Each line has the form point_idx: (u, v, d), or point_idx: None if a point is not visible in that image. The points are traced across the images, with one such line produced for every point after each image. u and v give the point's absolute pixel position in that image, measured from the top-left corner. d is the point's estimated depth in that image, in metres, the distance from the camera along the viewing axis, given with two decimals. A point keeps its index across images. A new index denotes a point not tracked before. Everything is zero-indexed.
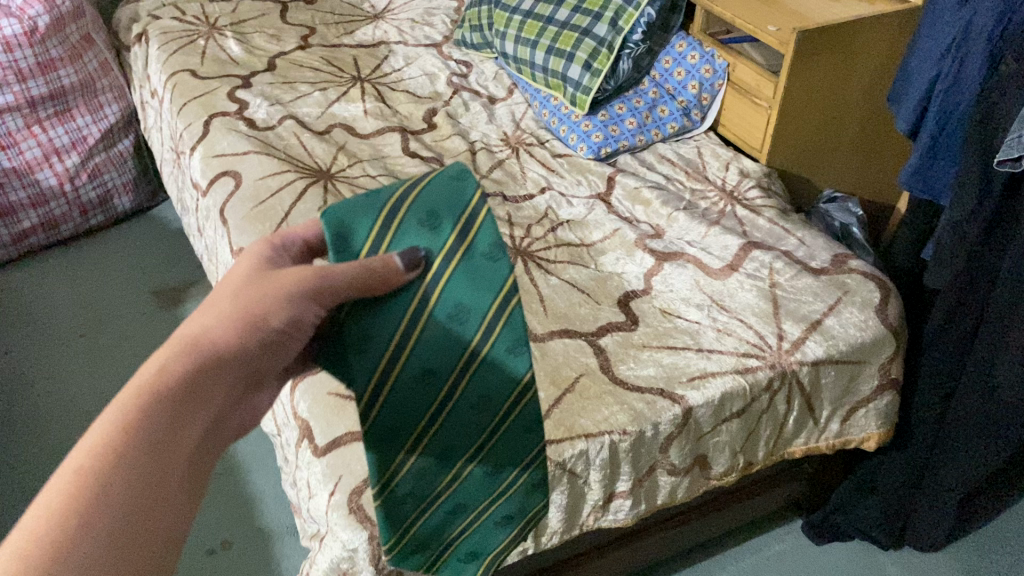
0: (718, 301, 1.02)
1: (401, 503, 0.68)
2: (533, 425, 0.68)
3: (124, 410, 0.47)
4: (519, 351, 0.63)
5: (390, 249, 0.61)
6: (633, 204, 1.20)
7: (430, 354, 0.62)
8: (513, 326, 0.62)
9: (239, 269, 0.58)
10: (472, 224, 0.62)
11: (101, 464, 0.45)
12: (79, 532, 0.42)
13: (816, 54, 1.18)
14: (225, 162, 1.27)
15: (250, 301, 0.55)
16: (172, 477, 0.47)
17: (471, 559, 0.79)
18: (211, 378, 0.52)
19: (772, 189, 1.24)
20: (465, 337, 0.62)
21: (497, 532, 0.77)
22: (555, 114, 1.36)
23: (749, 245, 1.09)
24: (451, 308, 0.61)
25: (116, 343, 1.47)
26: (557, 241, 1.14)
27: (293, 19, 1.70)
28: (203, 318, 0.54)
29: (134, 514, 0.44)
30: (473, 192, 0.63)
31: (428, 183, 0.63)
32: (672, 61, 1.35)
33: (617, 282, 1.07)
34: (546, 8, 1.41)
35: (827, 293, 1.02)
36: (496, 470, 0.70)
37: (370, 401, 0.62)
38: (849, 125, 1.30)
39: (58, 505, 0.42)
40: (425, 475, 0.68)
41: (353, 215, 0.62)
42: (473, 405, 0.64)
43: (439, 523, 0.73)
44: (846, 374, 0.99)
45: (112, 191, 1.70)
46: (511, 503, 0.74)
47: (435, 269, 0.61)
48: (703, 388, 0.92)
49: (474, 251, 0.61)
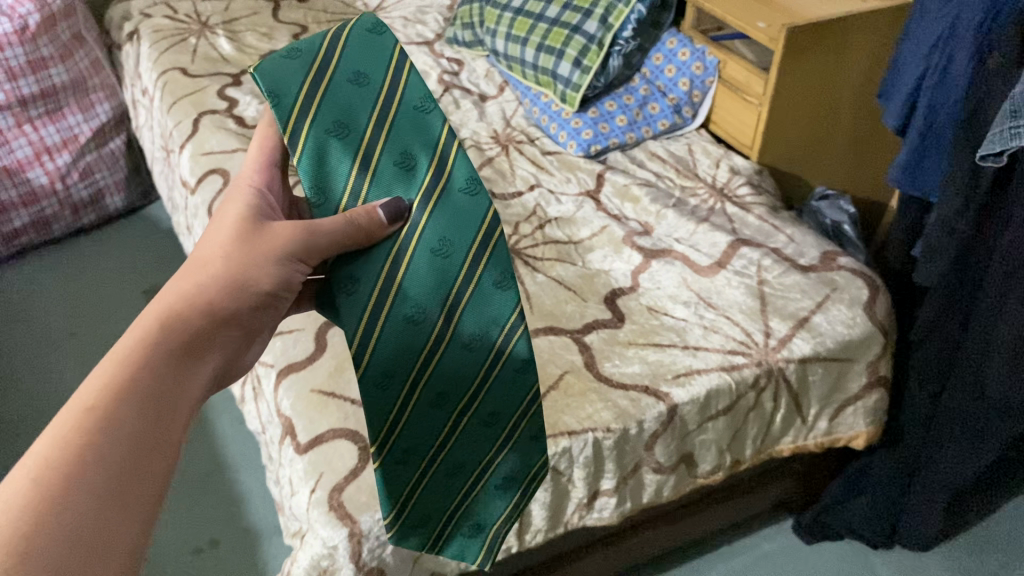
0: (705, 298, 1.02)
1: (400, 463, 0.67)
2: (525, 366, 0.65)
3: (123, 361, 0.47)
4: (506, 285, 0.62)
5: (368, 197, 0.60)
6: (622, 202, 1.19)
7: (418, 292, 0.61)
8: (499, 258, 0.62)
9: (225, 225, 0.61)
10: (446, 159, 0.61)
11: (108, 405, 0.44)
12: (90, 462, 0.40)
13: (804, 50, 1.17)
14: (214, 160, 1.27)
15: (241, 265, 0.58)
16: (177, 420, 0.47)
17: (475, 533, 0.78)
18: (204, 344, 0.53)
19: (762, 186, 1.23)
20: (451, 271, 0.61)
21: (499, 497, 0.75)
22: (545, 112, 1.35)
23: (739, 242, 1.08)
24: (436, 243, 0.61)
25: (106, 342, 1.47)
26: (545, 238, 1.13)
27: (285, 17, 1.69)
28: (192, 279, 0.57)
29: (143, 451, 0.43)
30: (441, 126, 0.62)
31: (397, 113, 0.61)
32: (663, 58, 1.34)
33: (604, 280, 1.06)
34: (537, 6, 1.40)
35: (815, 290, 1.02)
36: (494, 419, 0.68)
37: (361, 347, 0.61)
38: (840, 123, 1.29)
39: (69, 430, 0.41)
40: (421, 427, 0.66)
41: (330, 156, 0.59)
42: (465, 346, 0.63)
43: (437, 488, 0.71)
44: (833, 371, 0.98)
45: (104, 190, 1.70)
46: (508, 461, 0.72)
47: (414, 213, 0.61)
48: (688, 385, 0.91)
49: (453, 188, 0.61)
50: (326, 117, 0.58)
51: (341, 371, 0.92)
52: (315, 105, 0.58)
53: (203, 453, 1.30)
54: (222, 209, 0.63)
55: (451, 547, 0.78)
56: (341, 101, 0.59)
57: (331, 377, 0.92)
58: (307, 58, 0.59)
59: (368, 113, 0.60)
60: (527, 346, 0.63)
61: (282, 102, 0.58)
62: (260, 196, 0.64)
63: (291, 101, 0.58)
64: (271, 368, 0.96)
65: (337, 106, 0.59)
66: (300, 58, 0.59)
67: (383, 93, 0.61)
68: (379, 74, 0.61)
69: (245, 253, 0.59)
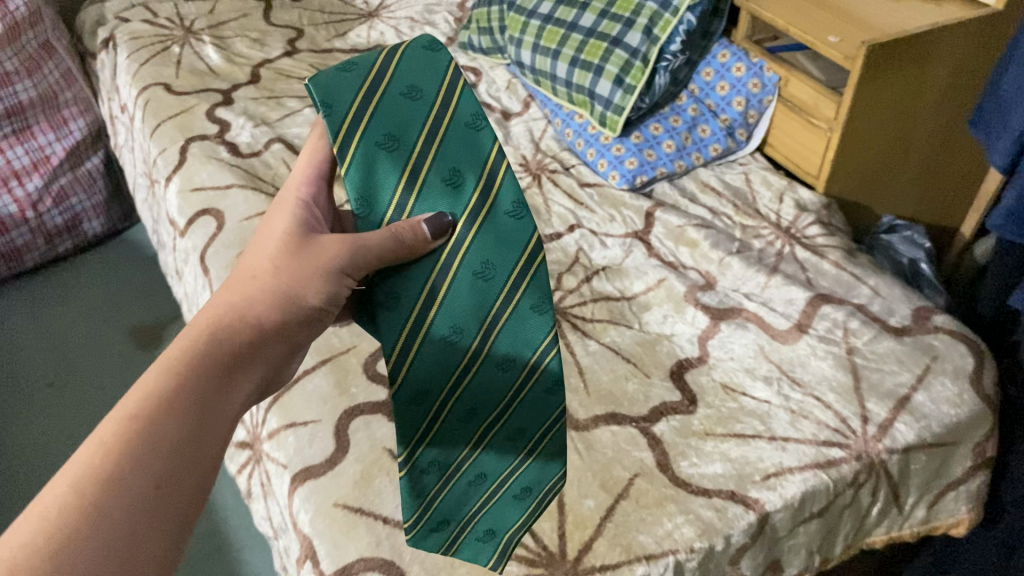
0: (788, 372, 0.87)
1: (425, 474, 0.60)
2: (554, 387, 0.60)
3: (167, 372, 0.48)
4: (544, 309, 0.58)
5: (414, 211, 0.58)
6: (677, 245, 1.04)
7: (455, 315, 0.57)
8: (538, 283, 0.58)
9: (272, 241, 0.61)
10: (493, 181, 0.58)
11: (150, 414, 0.45)
12: (128, 472, 0.41)
13: (884, 68, 1.02)
14: (206, 198, 1.11)
15: (292, 278, 0.58)
16: (217, 429, 0.47)
17: (486, 539, 0.67)
18: (247, 358, 0.53)
19: (833, 223, 1.08)
20: (491, 294, 0.58)
21: (515, 506, 0.66)
22: (581, 135, 1.19)
23: (818, 298, 0.94)
24: (478, 265, 0.58)
25: (89, 393, 1.31)
26: (593, 294, 0.98)
27: (278, 19, 1.52)
28: (243, 291, 0.57)
29: (183, 462, 0.44)
30: (491, 145, 0.59)
31: (446, 130, 0.58)
32: (714, 74, 1.19)
33: (667, 348, 0.91)
34: (568, 12, 1.21)
35: (914, 360, 0.88)
36: (518, 436, 0.62)
37: (396, 363, 0.57)
38: (914, 145, 1.15)
39: (112, 440, 0.43)
40: (449, 441, 0.60)
41: (377, 169, 0.57)
42: (498, 367, 0.59)
43: (459, 497, 0.63)
44: (937, 457, 0.85)
45: (81, 215, 1.52)
46: (529, 469, 0.64)
47: (459, 232, 0.58)
48: (780, 488, 0.77)
49: (498, 210, 0.58)
50: (378, 129, 0.57)
51: (369, 481, 0.77)
52: (366, 117, 0.57)
53: (202, 528, 1.15)
54: (267, 221, 0.63)
55: (463, 552, 0.67)
56: (393, 115, 0.57)
57: (357, 489, 0.76)
58: (361, 71, 0.57)
59: (418, 129, 0.57)
60: (561, 368, 0.59)
61: (333, 113, 0.56)
62: (305, 208, 0.64)
63: (344, 113, 0.56)
64: (285, 469, 0.81)
65: (388, 120, 0.57)
66: (354, 71, 0.57)
67: (435, 110, 0.58)
68: (432, 91, 0.59)
69: (295, 267, 0.58)
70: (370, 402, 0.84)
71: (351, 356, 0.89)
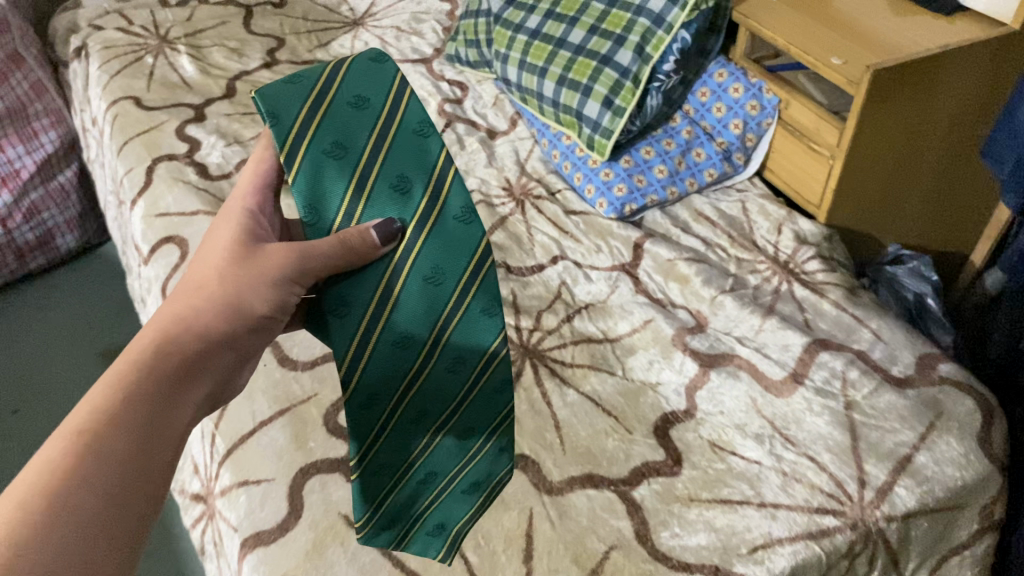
0: (781, 430, 0.81)
1: (377, 474, 0.63)
2: (503, 385, 0.63)
3: (112, 386, 0.49)
4: (494, 311, 0.61)
5: (362, 218, 0.59)
6: (666, 280, 0.98)
7: (408, 319, 0.59)
8: (488, 286, 0.61)
9: (218, 250, 0.62)
10: (441, 186, 0.60)
11: (96, 429, 0.45)
12: (74, 487, 0.42)
13: (891, 93, 0.95)
14: (170, 224, 1.05)
15: (237, 287, 0.59)
16: (167, 440, 0.48)
17: (438, 533, 0.69)
18: (195, 370, 0.54)
19: (834, 257, 1.02)
20: (441, 298, 0.60)
21: (463, 499, 0.69)
22: (568, 158, 1.13)
23: (816, 345, 0.88)
24: (428, 271, 0.60)
25: (56, 421, 1.26)
26: (575, 335, 0.92)
27: (258, 27, 1.46)
28: (187, 301, 0.58)
29: (132, 474, 0.45)
30: (438, 151, 0.61)
31: (393, 137, 0.60)
32: (710, 94, 1.12)
33: (652, 399, 0.85)
34: (557, 28, 1.14)
35: (917, 416, 0.81)
36: (469, 433, 0.65)
37: (348, 368, 0.59)
38: (922, 172, 1.08)
39: (59, 455, 0.43)
40: (400, 441, 0.64)
41: (325, 176, 0.58)
42: (449, 367, 0.61)
43: (409, 495, 0.66)
44: (940, 522, 0.78)
45: (54, 231, 1.47)
46: (481, 462, 0.67)
47: (409, 237, 0.59)
48: (767, 562, 0.70)
49: (446, 214, 0.60)
50: (325, 138, 0.58)
51: (321, 550, 0.71)
52: (313, 127, 0.59)
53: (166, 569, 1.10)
54: (214, 230, 0.65)
55: (412, 546, 0.69)
56: (340, 125, 0.59)
57: (308, 560, 0.70)
58: (308, 84, 0.60)
59: (365, 138, 0.59)
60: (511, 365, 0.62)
61: (280, 124, 0.58)
62: (251, 216, 0.66)
63: (291, 124, 0.58)
64: (235, 532, 0.75)
65: (335, 129, 0.59)
66: (301, 85, 0.59)
67: (382, 118, 0.60)
68: (379, 101, 0.61)
69: (241, 275, 0.60)
70: (327, 460, 0.78)
71: (311, 406, 0.83)
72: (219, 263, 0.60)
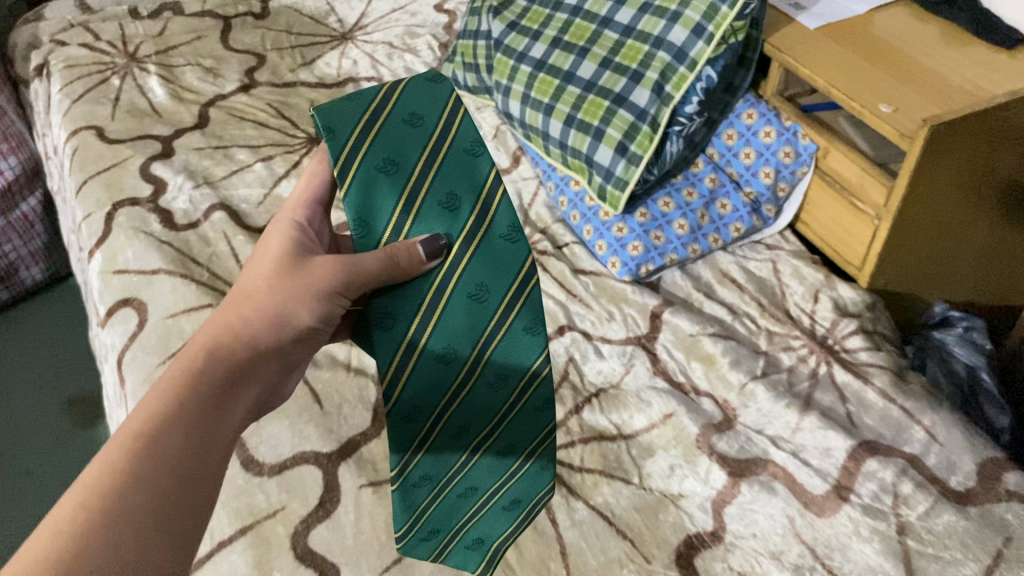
0: (823, 560, 0.69)
1: (416, 487, 0.59)
2: (545, 404, 0.60)
3: (166, 390, 0.48)
4: (538, 330, 0.57)
5: (410, 233, 0.55)
6: (687, 358, 0.86)
7: (451, 334, 0.55)
8: (532, 303, 0.56)
9: (265, 262, 0.57)
10: (490, 203, 0.56)
11: (152, 432, 0.45)
12: (127, 492, 0.41)
13: (949, 150, 0.82)
14: (128, 284, 0.93)
15: (285, 297, 0.55)
16: (219, 445, 0.47)
17: (475, 547, 0.67)
18: (242, 377, 0.52)
19: (878, 332, 0.90)
20: (485, 315, 0.56)
21: (503, 516, 0.67)
22: (577, 207, 1.01)
23: (862, 448, 0.76)
24: (472, 287, 0.55)
25: (15, 481, 1.15)
26: (584, 432, 0.80)
27: (237, 42, 1.33)
28: (238, 308, 0.55)
29: (185, 480, 0.44)
30: (487, 171, 0.56)
31: (444, 156, 0.56)
32: (737, 137, 0.99)
33: (673, 517, 0.73)
34: (564, 58, 1.02)
35: (982, 543, 0.69)
36: (511, 447, 0.62)
37: (390, 384, 0.54)
38: (978, 227, 0.95)
39: (115, 458, 0.43)
40: (441, 457, 0.59)
41: (375, 192, 0.54)
42: (491, 385, 0.57)
43: (447, 508, 0.63)
44: None
45: (17, 264, 1.36)
46: (522, 480, 0.65)
47: (455, 253, 0.55)
48: None
49: (492, 233, 0.56)
50: (377, 152, 0.54)
51: None
52: (366, 144, 0.54)
53: None
54: (260, 242, 0.59)
55: (451, 559, 0.67)
56: (393, 140, 0.55)
57: None
58: (365, 102, 0.55)
59: (417, 155, 0.55)
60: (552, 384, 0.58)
61: (336, 138, 0.53)
62: (300, 229, 0.61)
63: (346, 144, 0.54)
64: None
65: (389, 145, 0.54)
66: (358, 100, 0.55)
67: (436, 137, 0.56)
68: (435, 119, 0.56)
69: (288, 288, 0.55)
70: None
71: (276, 524, 0.72)
72: (268, 266, 0.57)
